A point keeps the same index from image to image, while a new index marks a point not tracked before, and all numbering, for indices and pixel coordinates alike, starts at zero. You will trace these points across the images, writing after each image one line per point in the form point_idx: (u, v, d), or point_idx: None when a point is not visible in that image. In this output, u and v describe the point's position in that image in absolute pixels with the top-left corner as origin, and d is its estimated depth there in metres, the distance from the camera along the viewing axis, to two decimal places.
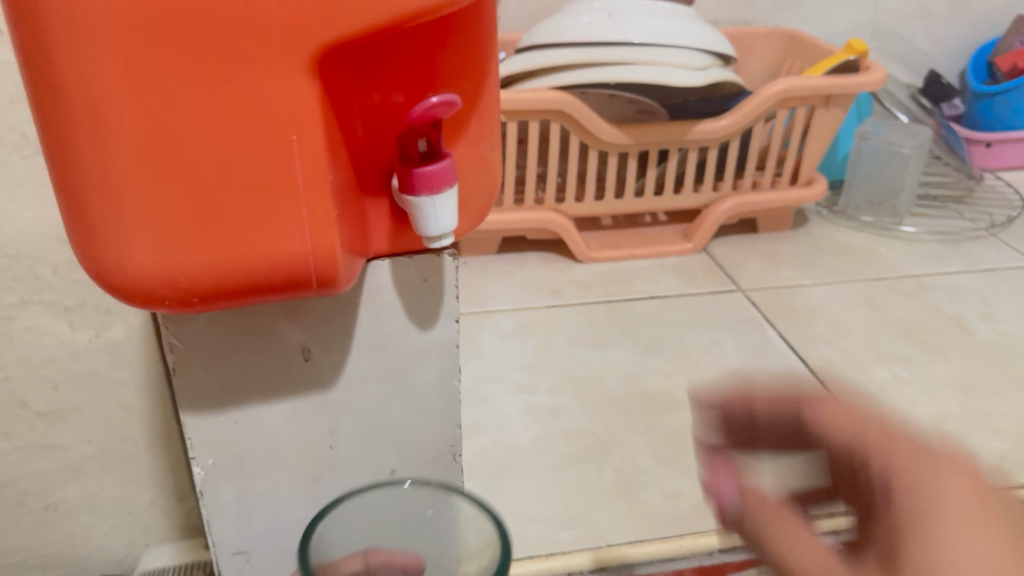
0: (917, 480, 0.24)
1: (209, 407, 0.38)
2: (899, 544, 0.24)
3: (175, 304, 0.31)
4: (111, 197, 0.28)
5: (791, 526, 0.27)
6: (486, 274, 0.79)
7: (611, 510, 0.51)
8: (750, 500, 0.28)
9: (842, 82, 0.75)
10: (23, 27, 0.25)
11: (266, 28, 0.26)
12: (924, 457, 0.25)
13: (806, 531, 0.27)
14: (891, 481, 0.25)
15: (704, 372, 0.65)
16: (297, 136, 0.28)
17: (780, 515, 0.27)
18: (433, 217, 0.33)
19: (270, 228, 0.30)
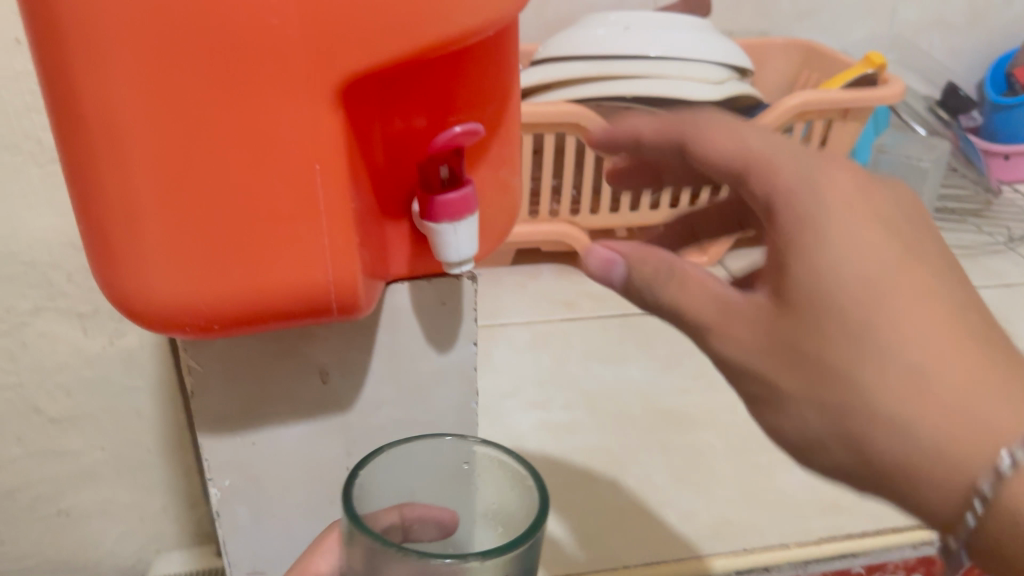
0: (814, 217, 0.28)
1: (228, 430, 0.38)
2: (807, 297, 0.28)
3: (195, 330, 0.31)
4: (133, 225, 0.28)
5: (689, 282, 0.30)
6: (501, 286, 0.79)
7: (628, 529, 0.51)
8: (650, 272, 0.31)
9: (860, 96, 0.74)
10: (49, 56, 0.25)
11: (290, 59, 0.26)
12: (811, 187, 0.28)
13: (704, 280, 0.30)
14: (788, 208, 0.28)
15: (721, 389, 0.65)
16: (320, 166, 0.28)
17: (683, 277, 0.31)
18: (454, 244, 0.33)
19: (291, 256, 0.30)
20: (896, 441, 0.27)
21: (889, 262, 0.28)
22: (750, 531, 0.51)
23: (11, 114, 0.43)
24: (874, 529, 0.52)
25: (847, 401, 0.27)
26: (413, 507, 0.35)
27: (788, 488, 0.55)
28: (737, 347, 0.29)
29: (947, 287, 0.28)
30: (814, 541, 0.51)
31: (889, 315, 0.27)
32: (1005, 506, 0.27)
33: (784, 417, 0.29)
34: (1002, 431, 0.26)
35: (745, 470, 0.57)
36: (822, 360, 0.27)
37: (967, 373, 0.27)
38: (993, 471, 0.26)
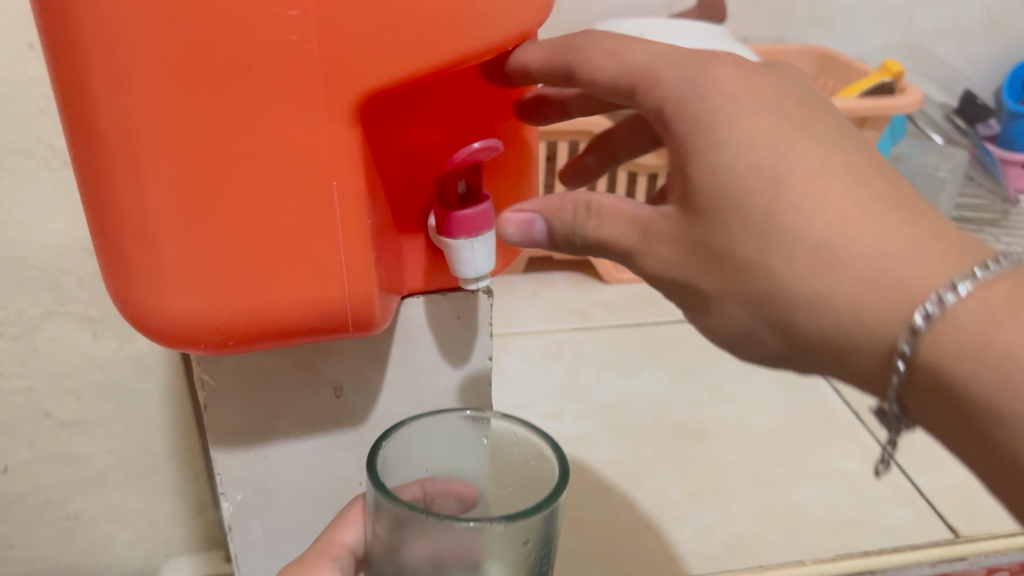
0: (702, 114, 0.27)
1: (241, 444, 0.38)
2: (708, 194, 0.27)
3: (210, 346, 0.30)
4: (148, 241, 0.27)
5: (608, 211, 0.30)
6: (512, 295, 0.79)
7: (642, 545, 0.51)
8: (568, 213, 0.31)
9: (879, 104, 0.73)
10: (64, 69, 0.25)
11: (309, 75, 0.26)
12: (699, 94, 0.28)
13: (620, 206, 0.30)
14: (681, 117, 0.28)
15: (736, 401, 0.65)
16: (337, 182, 0.28)
17: (600, 208, 0.30)
18: (471, 260, 0.32)
19: (307, 272, 0.29)
20: (815, 318, 0.27)
21: (784, 142, 0.27)
22: (767, 546, 0.51)
23: (23, 119, 0.43)
24: (892, 545, 0.51)
25: (761, 290, 0.27)
26: (435, 482, 0.37)
27: (804, 503, 0.55)
28: (660, 263, 0.29)
29: (848, 154, 0.27)
30: (830, 558, 0.50)
31: (789, 197, 0.26)
32: (927, 366, 0.26)
33: (713, 317, 0.29)
34: (916, 286, 0.26)
35: (760, 483, 0.56)
36: (733, 255, 0.27)
37: (875, 240, 0.26)
38: (909, 331, 0.26)
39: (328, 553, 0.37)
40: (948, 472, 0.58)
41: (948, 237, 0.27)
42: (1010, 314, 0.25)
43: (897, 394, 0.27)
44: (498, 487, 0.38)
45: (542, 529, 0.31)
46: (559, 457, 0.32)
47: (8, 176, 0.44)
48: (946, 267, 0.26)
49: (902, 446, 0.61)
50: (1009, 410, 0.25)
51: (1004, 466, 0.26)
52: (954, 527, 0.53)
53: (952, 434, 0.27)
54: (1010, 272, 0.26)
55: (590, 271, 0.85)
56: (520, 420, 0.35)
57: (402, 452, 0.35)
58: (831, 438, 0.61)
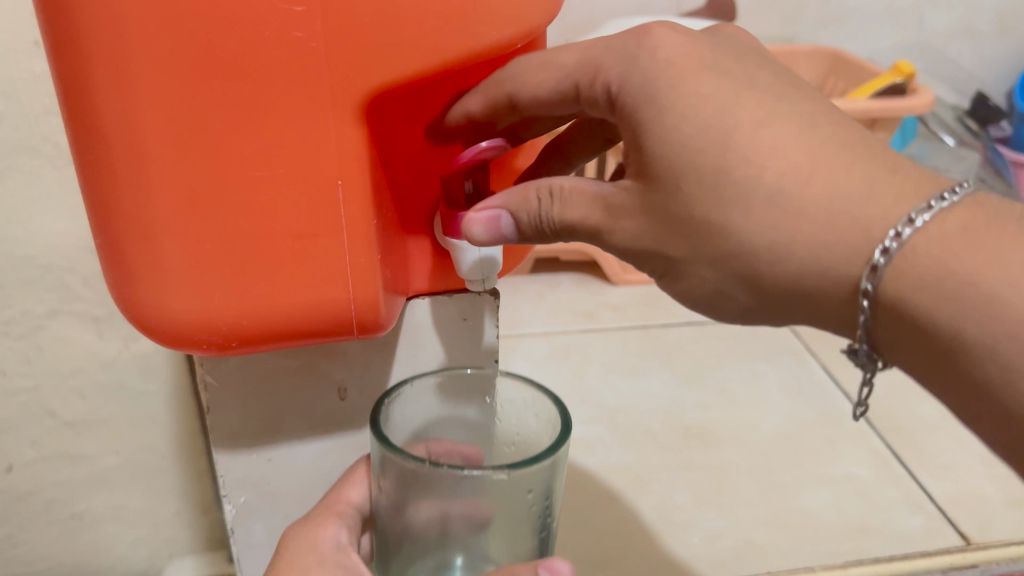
0: (649, 92, 0.28)
1: (243, 446, 0.38)
2: (663, 162, 0.27)
3: (213, 348, 0.30)
4: (150, 242, 0.27)
5: (571, 193, 0.30)
6: (518, 296, 0.78)
7: (649, 551, 0.50)
8: (531, 201, 0.31)
9: (891, 105, 0.73)
10: (66, 66, 0.25)
11: (314, 72, 0.25)
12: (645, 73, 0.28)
13: (583, 187, 0.30)
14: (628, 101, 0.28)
15: (744, 404, 0.64)
16: (342, 181, 0.27)
17: (563, 190, 0.30)
18: (475, 260, 0.32)
19: (311, 273, 0.29)
20: (779, 268, 0.27)
21: (729, 100, 0.27)
22: (776, 552, 0.50)
23: (30, 117, 0.42)
24: (902, 552, 0.50)
25: (724, 248, 0.27)
26: (439, 442, 0.39)
27: (813, 508, 0.54)
28: (627, 236, 0.30)
29: (793, 102, 0.28)
30: (840, 564, 0.49)
31: (741, 154, 0.27)
32: (888, 300, 0.27)
33: (685, 279, 0.30)
34: (872, 222, 0.26)
35: (769, 487, 0.56)
36: (693, 217, 0.27)
37: (826, 185, 0.26)
38: (870, 268, 0.26)
39: (334, 510, 0.37)
40: (959, 477, 0.58)
41: (901, 172, 0.27)
42: (966, 244, 0.26)
43: (864, 329, 0.28)
44: (504, 444, 0.40)
45: (544, 479, 0.34)
46: (560, 411, 0.35)
47: (14, 175, 0.44)
48: (901, 201, 0.26)
49: (912, 449, 0.60)
50: (973, 338, 0.26)
51: (972, 393, 0.27)
52: (965, 534, 0.52)
53: (921, 365, 0.28)
54: (963, 202, 0.27)
55: (597, 271, 0.84)
56: (521, 377, 0.38)
57: (406, 412, 0.38)
58: (841, 443, 0.60)
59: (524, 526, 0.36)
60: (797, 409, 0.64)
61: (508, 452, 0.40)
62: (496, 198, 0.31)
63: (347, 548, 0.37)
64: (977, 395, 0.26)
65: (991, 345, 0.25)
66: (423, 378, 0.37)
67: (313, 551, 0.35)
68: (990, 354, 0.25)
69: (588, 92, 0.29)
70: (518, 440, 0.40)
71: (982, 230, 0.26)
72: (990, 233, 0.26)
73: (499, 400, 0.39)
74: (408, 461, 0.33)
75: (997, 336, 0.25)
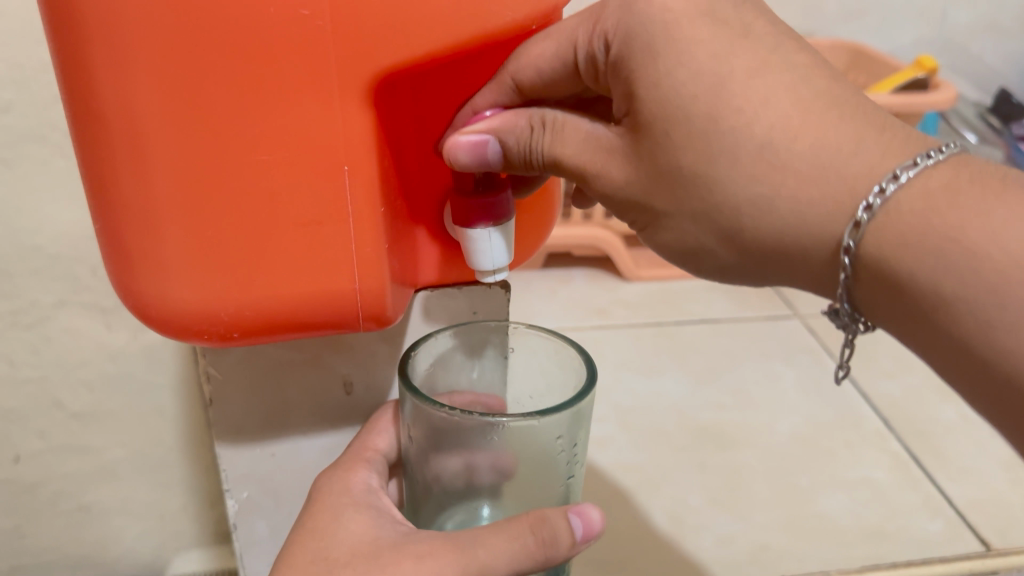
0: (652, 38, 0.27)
1: (246, 440, 0.37)
2: (651, 111, 0.27)
3: (215, 339, 0.29)
4: (151, 230, 0.26)
5: (565, 126, 0.30)
6: (531, 291, 0.77)
7: (664, 555, 0.49)
8: (523, 129, 0.30)
9: (912, 101, 0.71)
10: (64, 47, 0.24)
11: (321, 55, 0.24)
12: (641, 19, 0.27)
13: (578, 123, 0.30)
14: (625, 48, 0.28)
15: (760, 406, 0.63)
16: (350, 168, 0.26)
17: (556, 122, 0.30)
18: (487, 252, 0.30)
19: (317, 263, 0.28)
20: (763, 225, 0.27)
21: (724, 49, 0.27)
22: (791, 557, 0.49)
23: (39, 106, 0.42)
24: (921, 558, 0.49)
25: (710, 199, 0.28)
26: (463, 394, 0.38)
27: (830, 512, 0.53)
28: (613, 184, 0.30)
29: (786, 53, 0.28)
30: (856, 569, 0.48)
31: (732, 103, 0.26)
32: (871, 259, 0.27)
33: (667, 232, 0.30)
34: (856, 177, 0.26)
35: (785, 490, 0.54)
36: (680, 169, 0.28)
37: (816, 140, 0.26)
38: (852, 225, 0.26)
39: (363, 457, 0.36)
40: (979, 480, 0.56)
41: (889, 131, 0.27)
42: (949, 200, 0.25)
43: (845, 288, 0.28)
44: (526, 395, 0.40)
45: (573, 425, 0.33)
46: (586, 360, 0.35)
47: (23, 164, 0.43)
48: (886, 158, 0.26)
49: (931, 452, 0.59)
50: (950, 292, 0.25)
51: (953, 354, 0.26)
52: (985, 539, 0.51)
53: (905, 327, 0.27)
54: (947, 161, 0.26)
55: (611, 267, 0.83)
56: (545, 330, 0.37)
57: (428, 367, 0.36)
58: (860, 445, 0.59)
59: (550, 474, 0.36)
60: (815, 409, 0.63)
61: (529, 403, 0.40)
62: (482, 122, 0.29)
63: (379, 491, 0.35)
64: (959, 357, 0.26)
65: (971, 302, 0.25)
66: (447, 332, 0.36)
67: (346, 494, 0.34)
68: (969, 311, 0.25)
69: (586, 60, 0.29)
70: (542, 389, 0.40)
71: (966, 187, 0.26)
72: (973, 189, 0.26)
73: (519, 349, 0.38)
74: (433, 408, 0.32)
75: (979, 292, 0.24)
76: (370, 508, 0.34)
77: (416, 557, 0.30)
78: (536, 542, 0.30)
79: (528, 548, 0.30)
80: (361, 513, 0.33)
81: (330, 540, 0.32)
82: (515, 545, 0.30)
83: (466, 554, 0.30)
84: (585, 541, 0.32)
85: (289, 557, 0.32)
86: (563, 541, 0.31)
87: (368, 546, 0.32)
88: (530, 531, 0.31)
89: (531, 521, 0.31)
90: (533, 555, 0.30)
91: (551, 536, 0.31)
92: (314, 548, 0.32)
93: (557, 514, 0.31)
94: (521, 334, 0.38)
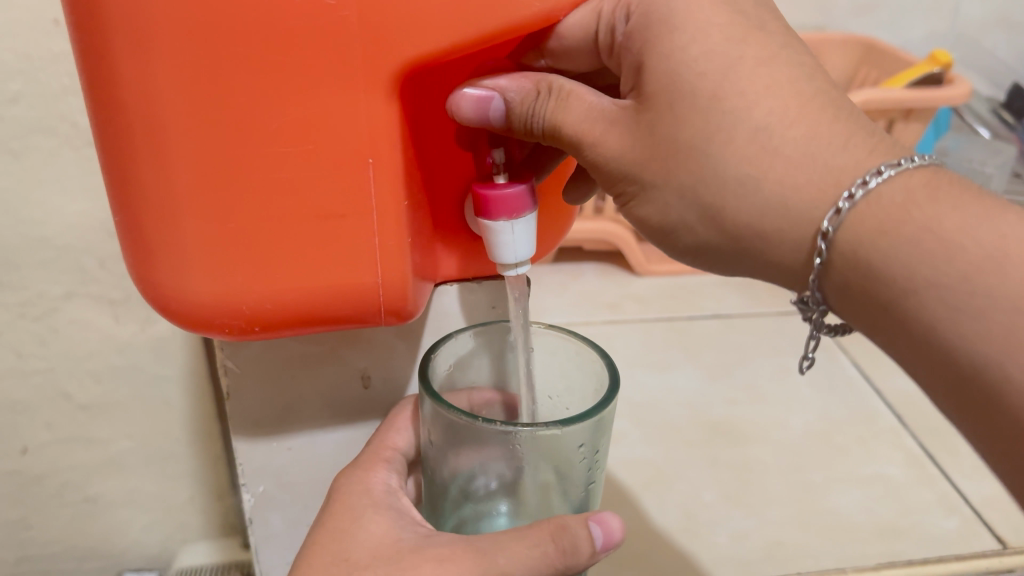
0: (671, 15, 0.27)
1: (262, 434, 0.37)
2: (656, 85, 0.27)
3: (235, 332, 0.29)
4: (171, 221, 0.26)
5: (571, 96, 0.28)
6: (540, 286, 0.77)
7: (677, 551, 0.49)
8: (528, 90, 0.28)
9: (928, 94, 0.71)
10: (84, 35, 0.23)
11: (345, 44, 0.24)
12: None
13: (583, 95, 0.28)
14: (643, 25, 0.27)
15: (773, 402, 0.62)
16: (373, 160, 0.26)
17: (563, 91, 0.28)
18: (509, 245, 0.30)
19: (340, 256, 0.27)
20: (744, 205, 0.27)
21: (737, 35, 0.27)
22: (805, 554, 0.49)
23: (48, 97, 0.41)
24: (937, 555, 0.49)
25: (699, 172, 0.27)
26: (482, 392, 0.38)
27: (844, 509, 0.53)
28: (611, 155, 0.29)
29: (795, 51, 0.28)
30: (872, 566, 0.48)
31: (737, 86, 0.26)
32: (847, 246, 0.26)
33: (649, 205, 0.29)
34: (841, 172, 0.26)
35: (799, 487, 0.54)
36: (676, 141, 0.27)
37: (809, 131, 0.27)
38: (834, 211, 0.26)
39: (382, 457, 0.36)
40: (994, 478, 0.56)
41: (877, 136, 0.28)
42: (928, 196, 0.26)
43: (816, 275, 0.27)
44: (544, 395, 0.40)
45: (594, 432, 0.33)
46: (609, 364, 0.35)
47: (30, 155, 0.43)
48: (872, 157, 0.27)
49: (945, 450, 0.58)
50: (923, 280, 0.25)
51: (915, 346, 0.26)
52: (1001, 537, 0.51)
53: (870, 317, 0.27)
54: (925, 165, 0.27)
55: (621, 262, 0.83)
56: (565, 330, 0.37)
57: (448, 367, 0.36)
58: (874, 442, 0.59)
59: (569, 483, 0.35)
60: (828, 406, 0.62)
61: (548, 404, 0.40)
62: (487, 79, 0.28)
63: (398, 492, 0.35)
64: (918, 348, 0.26)
65: (939, 288, 0.25)
66: (467, 332, 0.36)
67: (366, 495, 0.34)
68: (936, 300, 0.25)
69: (605, 34, 0.28)
70: (561, 389, 0.39)
71: (944, 188, 0.26)
72: (949, 190, 0.26)
73: (541, 350, 0.38)
74: (452, 414, 0.32)
75: (951, 280, 0.24)
76: (390, 509, 0.34)
77: (437, 562, 0.30)
78: (556, 550, 0.30)
79: (548, 556, 0.30)
80: (381, 514, 0.33)
81: (350, 541, 0.32)
82: (534, 552, 0.30)
83: (486, 561, 0.30)
84: (604, 551, 0.32)
85: (308, 557, 0.32)
86: (583, 550, 0.31)
87: (389, 548, 0.32)
88: (549, 538, 0.30)
89: (551, 528, 0.31)
90: (553, 563, 0.30)
91: (571, 545, 0.31)
92: (333, 550, 0.32)
93: (578, 522, 0.31)
94: (540, 334, 0.38)
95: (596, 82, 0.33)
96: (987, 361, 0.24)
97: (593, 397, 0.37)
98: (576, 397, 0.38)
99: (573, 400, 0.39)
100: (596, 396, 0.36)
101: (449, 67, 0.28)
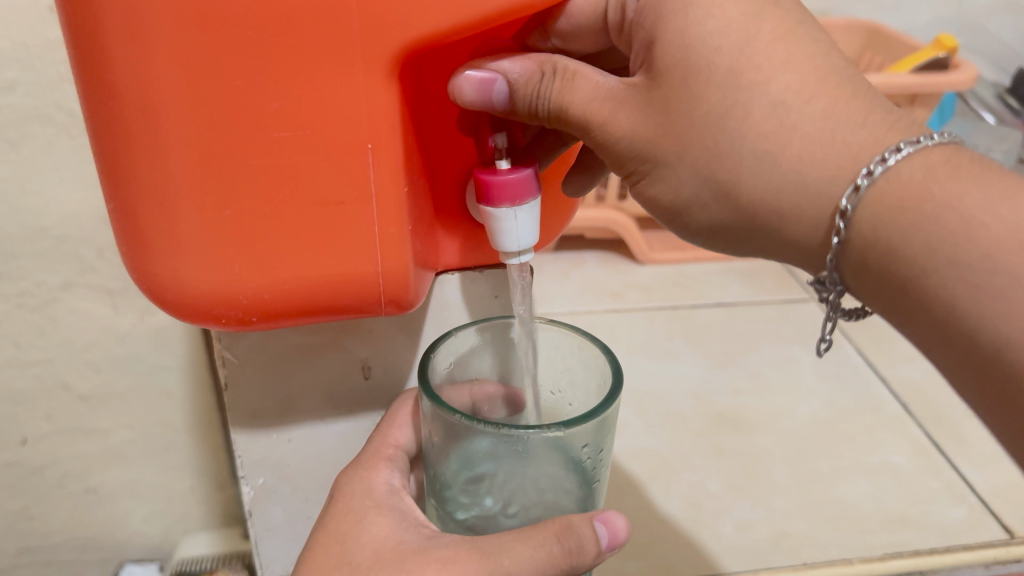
0: None
1: (261, 426, 0.37)
2: (669, 62, 0.26)
3: (233, 323, 0.28)
4: (165, 209, 0.25)
5: (577, 77, 0.28)
6: (543, 275, 0.77)
7: (682, 540, 0.49)
8: (534, 74, 0.27)
9: (934, 81, 0.70)
10: (73, 17, 0.23)
11: (343, 25, 0.23)
12: None
13: (590, 74, 0.28)
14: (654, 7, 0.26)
15: (780, 391, 0.62)
16: (372, 146, 0.26)
17: (568, 71, 0.28)
18: (513, 231, 0.29)
19: (340, 243, 0.27)
20: (761, 179, 0.26)
21: (753, 11, 0.26)
22: (810, 545, 0.48)
23: (45, 85, 0.40)
24: (945, 546, 0.49)
25: (713, 148, 0.26)
26: (484, 387, 0.38)
27: (852, 498, 0.52)
28: (620, 138, 0.28)
29: (810, 29, 0.27)
30: (879, 557, 0.47)
31: (753, 61, 0.26)
32: (866, 225, 0.26)
33: (660, 184, 0.29)
34: (860, 149, 0.26)
35: (804, 477, 0.54)
36: (690, 117, 0.26)
37: (825, 108, 0.26)
38: (852, 188, 0.26)
39: (384, 454, 0.36)
40: (1000, 467, 0.56)
41: (895, 113, 0.27)
42: (949, 172, 0.25)
43: (835, 255, 0.27)
44: (547, 390, 0.39)
45: (597, 432, 0.33)
46: (612, 361, 0.34)
47: (27, 144, 0.42)
48: (891, 134, 0.26)
49: (950, 438, 0.58)
50: (945, 259, 0.24)
51: (936, 328, 0.25)
52: (1009, 527, 0.50)
53: (888, 298, 0.27)
54: (946, 143, 0.26)
55: (624, 250, 0.83)
56: (567, 325, 0.37)
57: (449, 364, 0.36)
58: (879, 430, 0.58)
59: (568, 482, 0.35)
60: (834, 395, 0.62)
61: (550, 399, 0.39)
62: (492, 59, 0.27)
63: (401, 489, 0.35)
64: (940, 328, 0.25)
65: (961, 268, 0.24)
66: (468, 329, 0.35)
67: (369, 496, 0.34)
68: (959, 280, 0.24)
69: (616, 11, 0.28)
70: (564, 384, 0.39)
71: (965, 165, 0.26)
72: (972, 167, 0.25)
73: (542, 346, 0.38)
74: (451, 415, 0.31)
75: (972, 259, 0.24)
76: (393, 509, 0.33)
77: (441, 564, 0.30)
78: (563, 551, 0.30)
79: (553, 556, 0.30)
80: (383, 515, 0.33)
81: (354, 543, 0.32)
82: (539, 553, 0.29)
83: (491, 563, 0.29)
84: (609, 550, 0.31)
85: (311, 558, 0.32)
86: (589, 550, 0.30)
87: (392, 549, 0.31)
88: (555, 538, 0.30)
89: (556, 529, 0.30)
90: (559, 564, 0.30)
91: (576, 545, 0.30)
92: (337, 553, 0.32)
93: (582, 522, 0.31)
94: (541, 328, 0.37)
95: (604, 63, 0.32)
96: (1007, 350, 0.23)
97: (597, 392, 0.36)
98: (580, 394, 0.38)
99: (577, 395, 0.38)
100: (600, 392, 0.36)
101: (454, 48, 0.27)
